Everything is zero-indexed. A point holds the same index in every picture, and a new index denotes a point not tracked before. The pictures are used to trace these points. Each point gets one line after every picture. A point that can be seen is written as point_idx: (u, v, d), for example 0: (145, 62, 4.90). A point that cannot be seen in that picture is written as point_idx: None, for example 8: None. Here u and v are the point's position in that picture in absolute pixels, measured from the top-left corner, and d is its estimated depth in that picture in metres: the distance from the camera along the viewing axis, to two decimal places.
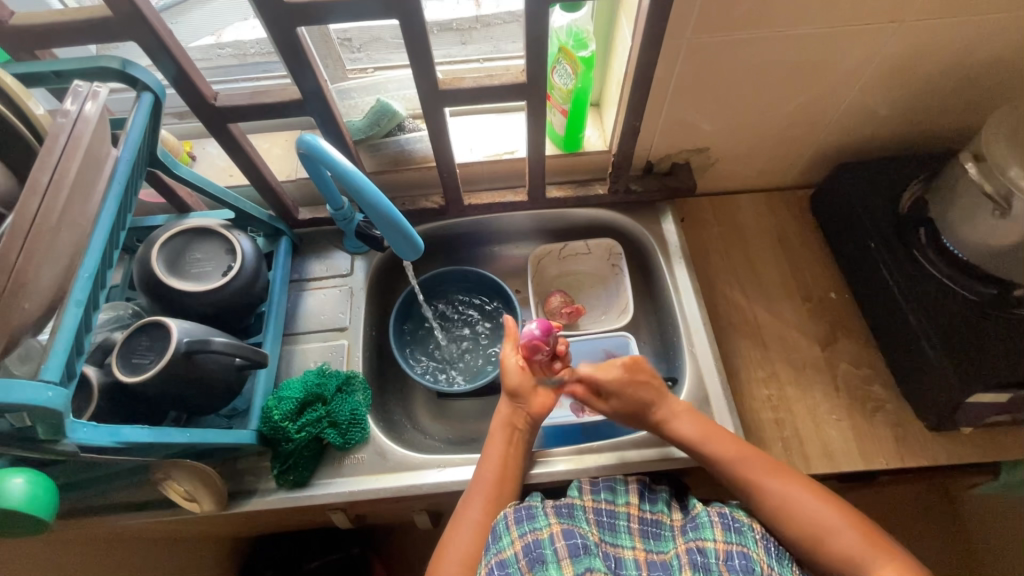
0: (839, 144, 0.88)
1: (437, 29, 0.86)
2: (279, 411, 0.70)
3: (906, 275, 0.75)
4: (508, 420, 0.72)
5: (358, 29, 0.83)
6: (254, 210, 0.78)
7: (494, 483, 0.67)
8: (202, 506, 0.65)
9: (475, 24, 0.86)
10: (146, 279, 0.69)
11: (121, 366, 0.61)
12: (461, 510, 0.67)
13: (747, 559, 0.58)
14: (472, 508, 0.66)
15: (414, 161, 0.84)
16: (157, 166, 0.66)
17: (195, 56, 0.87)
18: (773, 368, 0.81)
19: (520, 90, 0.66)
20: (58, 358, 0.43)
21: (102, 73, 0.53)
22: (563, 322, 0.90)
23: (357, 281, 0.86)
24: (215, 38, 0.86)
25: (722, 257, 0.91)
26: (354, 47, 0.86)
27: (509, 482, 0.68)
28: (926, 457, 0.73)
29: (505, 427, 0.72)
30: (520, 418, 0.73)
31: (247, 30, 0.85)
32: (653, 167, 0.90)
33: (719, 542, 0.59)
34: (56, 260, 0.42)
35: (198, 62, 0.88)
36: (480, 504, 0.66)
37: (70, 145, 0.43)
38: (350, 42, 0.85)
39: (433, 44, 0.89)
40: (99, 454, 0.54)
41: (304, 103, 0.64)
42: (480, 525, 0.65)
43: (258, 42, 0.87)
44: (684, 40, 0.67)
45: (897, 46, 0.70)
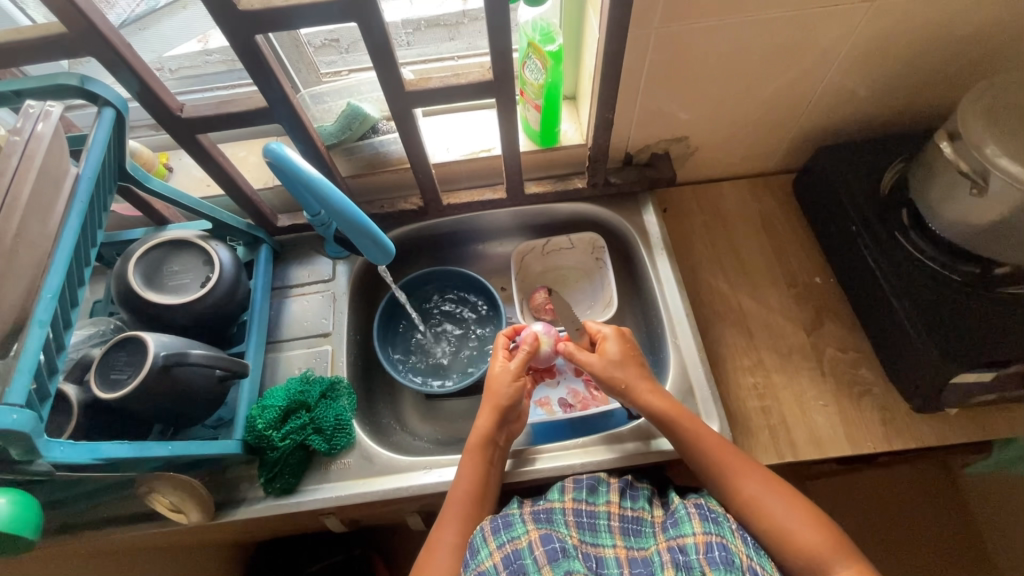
0: (819, 127, 0.87)
1: (419, 27, 0.85)
2: (263, 420, 0.71)
3: (888, 256, 0.74)
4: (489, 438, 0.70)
5: (344, 30, 0.83)
6: (232, 220, 0.78)
7: (468, 504, 0.66)
8: (188, 517, 0.65)
9: (462, 18, 0.85)
10: (125, 295, 0.69)
11: (99, 382, 0.61)
12: (436, 531, 0.66)
13: (726, 550, 0.57)
14: (448, 530, 0.65)
15: (390, 163, 0.84)
16: (127, 180, 0.66)
17: (178, 62, 0.87)
18: (759, 356, 0.81)
19: (488, 88, 0.65)
20: (23, 380, 0.42)
21: (61, 91, 0.53)
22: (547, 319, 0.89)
23: (340, 286, 0.86)
24: (201, 44, 0.85)
25: (705, 246, 0.91)
26: (340, 48, 0.85)
27: (482, 500, 0.67)
28: (913, 439, 0.73)
29: (481, 443, 0.70)
30: (498, 435, 0.71)
31: None
32: (632, 159, 0.89)
33: (698, 534, 0.59)
34: (16, 282, 0.42)
35: (181, 68, 0.88)
36: (455, 526, 0.65)
37: (22, 166, 0.43)
38: (336, 43, 0.84)
39: (415, 42, 0.88)
40: (80, 472, 0.54)
41: (271, 110, 0.64)
42: (456, 547, 0.64)
43: None
44: (652, 29, 0.66)
45: (869, 25, 0.69)
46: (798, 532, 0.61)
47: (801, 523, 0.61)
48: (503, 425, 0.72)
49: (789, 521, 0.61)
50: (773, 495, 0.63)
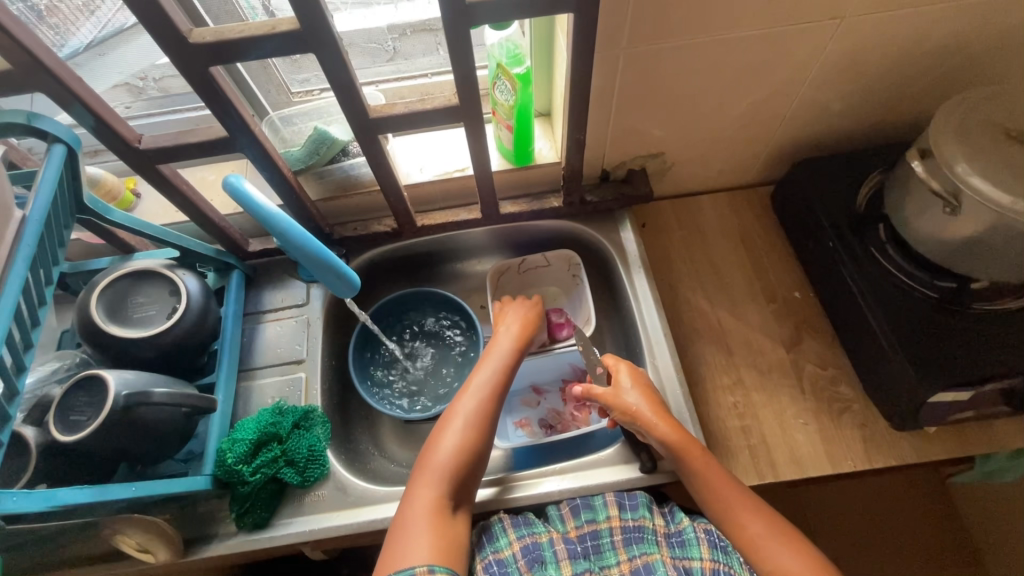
0: (795, 140, 0.86)
1: (406, 31, 0.83)
2: (233, 454, 0.68)
3: (864, 272, 0.74)
4: (505, 361, 0.74)
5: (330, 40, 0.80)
6: (199, 247, 0.77)
7: (473, 415, 0.67)
8: (157, 556, 0.64)
9: None
10: (87, 329, 0.67)
11: (58, 424, 0.59)
12: (441, 428, 0.67)
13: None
14: (454, 431, 0.66)
15: (361, 186, 0.82)
16: (86, 213, 0.64)
17: (162, 71, 0.83)
18: (738, 374, 0.80)
19: (454, 113, 0.64)
20: None
21: (7, 129, 0.51)
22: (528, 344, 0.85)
23: (314, 311, 0.85)
24: None
25: (684, 262, 0.90)
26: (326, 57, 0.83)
27: (492, 413, 0.69)
28: (893, 457, 0.72)
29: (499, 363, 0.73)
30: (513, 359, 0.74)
31: None
32: (608, 175, 0.88)
33: (705, 560, 0.65)
34: None
35: (166, 77, 0.85)
36: (462, 428, 0.66)
37: None
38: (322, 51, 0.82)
39: (406, 47, 0.86)
40: (38, 521, 0.53)
41: (232, 139, 0.62)
42: (459, 446, 0.65)
43: None
44: (620, 51, 0.65)
45: (839, 42, 0.68)
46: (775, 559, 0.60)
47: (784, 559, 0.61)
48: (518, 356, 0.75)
49: (776, 561, 0.61)
50: (765, 531, 0.63)
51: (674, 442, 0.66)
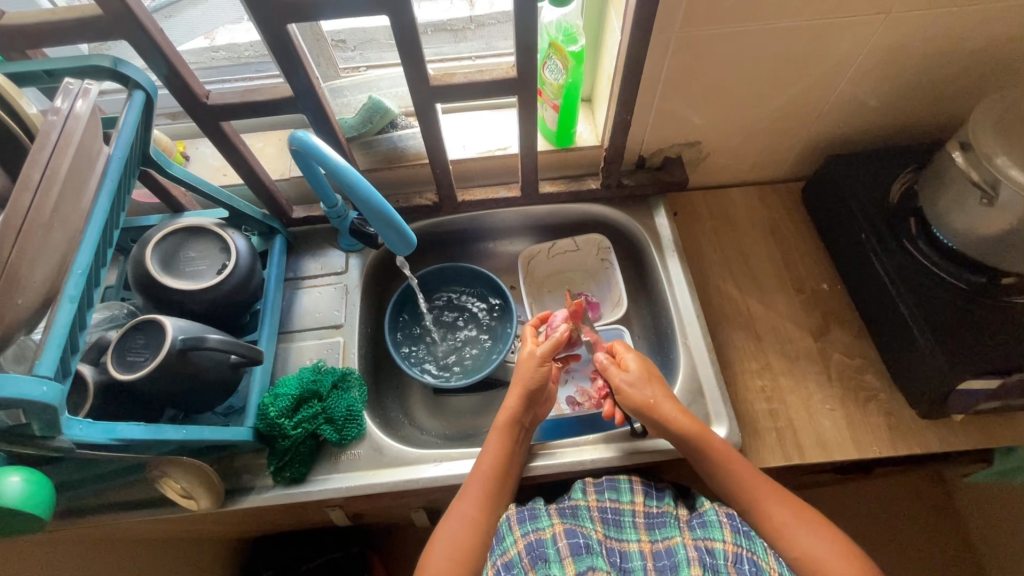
0: (829, 136, 0.88)
1: (426, 30, 0.87)
2: (276, 408, 0.71)
3: (895, 264, 0.76)
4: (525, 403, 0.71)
5: (351, 30, 0.83)
6: (248, 208, 0.79)
7: (492, 478, 0.67)
8: (199, 504, 0.66)
9: (469, 23, 0.87)
10: (141, 278, 0.69)
11: (116, 364, 0.61)
12: (456, 502, 0.67)
13: (755, 564, 0.62)
14: (466, 505, 0.66)
15: (407, 158, 0.85)
16: (150, 165, 0.66)
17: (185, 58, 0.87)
18: (766, 359, 0.82)
19: (510, 86, 0.67)
20: (51, 353, 0.43)
21: (93, 72, 0.53)
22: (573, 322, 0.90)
23: (352, 278, 0.87)
24: (208, 41, 0.86)
25: (714, 251, 0.92)
26: (348, 47, 0.86)
27: (505, 481, 0.68)
28: (918, 444, 0.74)
29: (509, 425, 0.70)
30: (524, 416, 0.71)
31: (242, 33, 0.87)
32: (645, 162, 0.90)
33: (728, 543, 0.63)
34: (49, 256, 0.42)
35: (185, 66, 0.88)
36: (475, 500, 0.66)
37: (61, 142, 0.43)
38: (343, 43, 0.85)
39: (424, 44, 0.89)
40: (94, 453, 0.54)
41: (297, 100, 0.65)
42: (473, 523, 0.65)
43: (253, 45, 0.87)
44: (673, 34, 0.68)
45: (884, 37, 0.70)
46: (811, 550, 0.61)
47: (808, 545, 0.62)
48: (530, 407, 0.72)
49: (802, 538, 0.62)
50: (787, 514, 0.64)
51: (692, 430, 0.67)
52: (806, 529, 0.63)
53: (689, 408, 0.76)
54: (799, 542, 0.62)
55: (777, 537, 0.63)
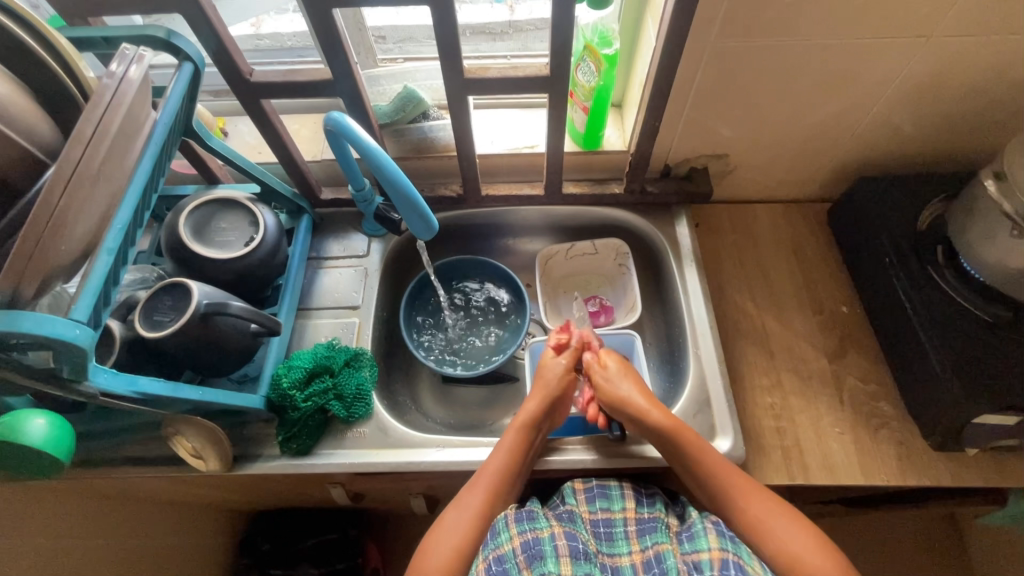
0: (860, 159, 0.88)
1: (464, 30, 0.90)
2: (289, 378, 0.73)
3: (919, 291, 0.75)
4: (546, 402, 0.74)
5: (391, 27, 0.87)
6: (279, 186, 0.81)
7: (501, 475, 0.68)
8: (207, 465, 0.68)
9: (507, 28, 0.90)
10: (173, 244, 0.72)
11: (143, 322, 0.63)
12: (463, 493, 0.68)
13: (741, 569, 0.59)
14: (472, 496, 0.67)
15: (436, 149, 0.87)
16: (191, 136, 0.69)
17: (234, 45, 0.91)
18: (778, 377, 0.81)
19: (542, 84, 0.68)
20: (87, 300, 0.45)
21: (147, 42, 0.57)
22: (600, 324, 0.92)
23: (373, 263, 0.89)
24: (254, 28, 0.90)
25: (733, 265, 0.92)
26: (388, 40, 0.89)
27: (515, 478, 0.68)
28: (928, 477, 0.72)
29: (526, 423, 0.71)
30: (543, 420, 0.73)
31: (284, 23, 0.89)
32: (670, 171, 0.91)
33: (713, 550, 0.61)
34: (93, 209, 0.45)
35: None
36: (482, 494, 0.67)
37: (115, 102, 0.45)
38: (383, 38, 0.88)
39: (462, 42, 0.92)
40: (116, 403, 0.56)
41: (335, 82, 0.67)
42: (476, 515, 0.66)
43: (295, 35, 0.91)
44: (707, 43, 0.68)
45: (923, 62, 0.70)
46: (790, 545, 0.61)
47: (787, 538, 0.61)
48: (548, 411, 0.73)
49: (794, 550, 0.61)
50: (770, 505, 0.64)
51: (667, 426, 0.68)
52: (790, 524, 0.62)
53: (696, 417, 0.76)
54: (778, 534, 0.62)
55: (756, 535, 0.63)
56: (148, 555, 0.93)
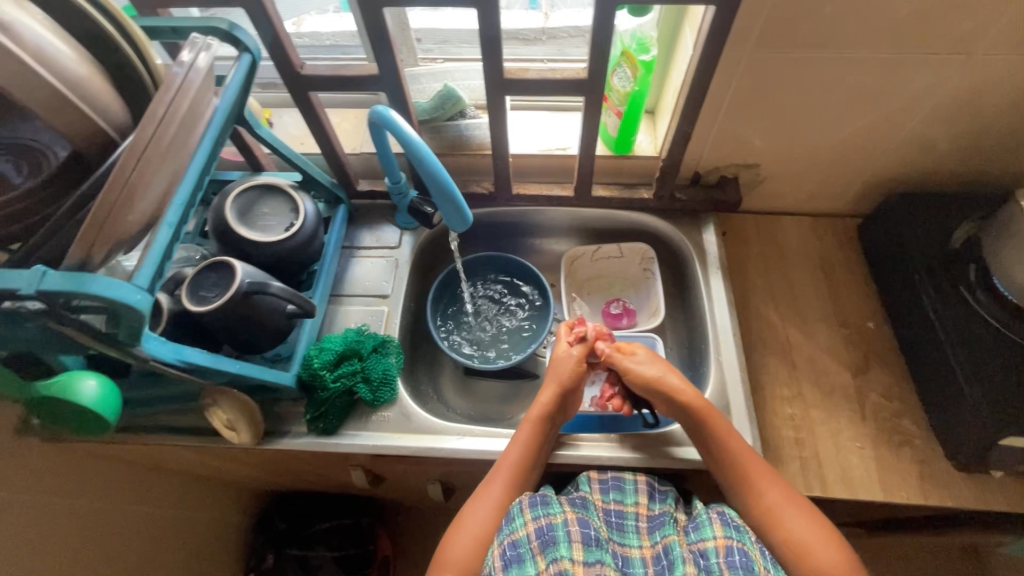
0: (893, 175, 0.87)
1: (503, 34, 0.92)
2: (319, 359, 0.76)
3: (949, 309, 0.74)
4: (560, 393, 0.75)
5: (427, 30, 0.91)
6: (319, 176, 0.84)
7: (518, 468, 0.69)
8: (239, 437, 0.71)
9: (541, 35, 0.92)
10: (218, 225, 0.75)
11: (189, 297, 0.67)
12: (484, 485, 0.70)
13: (746, 556, 0.60)
14: (493, 488, 0.69)
15: (471, 147, 0.89)
16: (242, 124, 0.73)
17: None
18: (799, 388, 0.81)
19: (579, 87, 0.70)
20: (148, 268, 0.49)
21: (211, 34, 0.60)
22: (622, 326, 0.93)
23: (403, 254, 0.92)
24: (294, 27, 0.94)
25: (759, 275, 0.92)
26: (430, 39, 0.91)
27: (532, 470, 0.70)
28: (950, 497, 0.71)
29: (541, 418, 0.73)
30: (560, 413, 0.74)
31: (321, 23, 0.94)
32: (700, 178, 0.91)
33: (718, 538, 0.62)
34: (158, 185, 0.48)
35: None
36: (500, 486, 0.68)
37: (183, 85, 0.49)
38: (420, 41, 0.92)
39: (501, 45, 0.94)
40: (163, 369, 0.59)
41: (380, 78, 0.70)
42: (497, 507, 0.68)
43: (331, 35, 0.95)
44: (744, 53, 0.69)
45: (962, 79, 0.70)
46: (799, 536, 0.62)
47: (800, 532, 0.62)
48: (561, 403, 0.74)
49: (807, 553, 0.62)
50: (780, 499, 0.65)
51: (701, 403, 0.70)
52: (800, 516, 0.63)
53: None
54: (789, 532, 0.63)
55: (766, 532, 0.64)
56: (173, 524, 0.97)
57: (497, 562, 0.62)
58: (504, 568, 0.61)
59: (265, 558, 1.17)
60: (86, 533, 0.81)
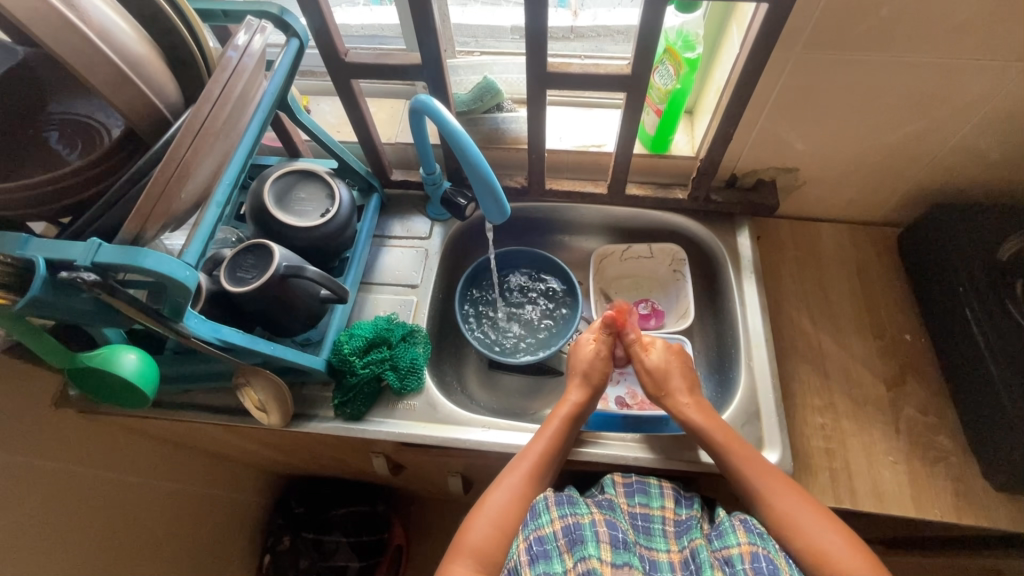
0: (939, 184, 0.85)
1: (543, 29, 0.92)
2: (349, 346, 0.76)
3: (995, 325, 0.72)
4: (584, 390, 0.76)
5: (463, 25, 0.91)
6: (355, 163, 0.85)
7: (542, 459, 0.69)
8: (269, 418, 0.72)
9: (569, 34, 0.93)
10: (257, 209, 0.76)
11: (227, 277, 0.68)
12: (503, 473, 0.69)
13: (772, 563, 0.59)
14: (515, 476, 0.68)
15: (505, 141, 0.89)
16: (285, 109, 0.74)
17: None
18: (832, 399, 0.79)
19: (622, 83, 0.69)
20: (196, 246, 0.50)
21: (262, 18, 0.61)
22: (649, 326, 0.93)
23: (433, 245, 0.92)
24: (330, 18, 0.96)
25: (792, 281, 0.90)
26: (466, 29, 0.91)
27: (554, 462, 0.70)
28: (986, 517, 0.69)
29: (564, 409, 0.73)
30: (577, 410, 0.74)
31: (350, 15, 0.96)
32: (736, 181, 0.90)
33: (743, 545, 0.61)
34: (209, 164, 0.49)
35: None
36: (522, 473, 0.68)
37: (239, 66, 0.50)
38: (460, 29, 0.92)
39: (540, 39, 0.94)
40: (202, 347, 0.61)
41: (423, 67, 0.70)
42: (517, 495, 0.67)
43: (359, 28, 0.96)
44: (792, 54, 0.68)
45: (1020, 87, 0.67)
46: (824, 544, 0.60)
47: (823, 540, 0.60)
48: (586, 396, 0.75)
49: None
50: (814, 514, 0.62)
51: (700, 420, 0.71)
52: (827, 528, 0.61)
53: (743, 428, 0.75)
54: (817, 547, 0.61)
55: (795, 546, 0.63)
56: (197, 500, 0.99)
57: (522, 556, 0.62)
58: (531, 564, 0.61)
59: (281, 540, 1.18)
60: (116, 504, 0.83)
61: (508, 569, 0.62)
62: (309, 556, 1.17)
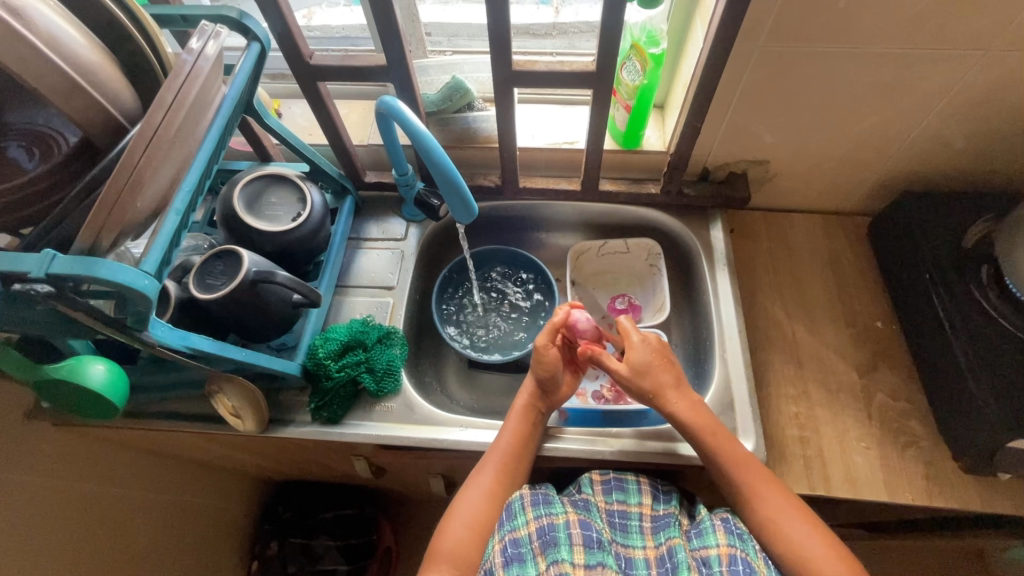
0: (906, 173, 0.86)
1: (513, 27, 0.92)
2: (324, 349, 0.76)
3: (961, 310, 0.73)
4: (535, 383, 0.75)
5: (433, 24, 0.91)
6: (327, 166, 0.84)
7: (509, 457, 0.70)
8: (244, 424, 0.72)
9: (552, 30, 0.92)
10: (227, 214, 0.76)
11: (196, 284, 0.68)
12: (476, 474, 0.69)
13: (749, 566, 0.60)
14: (485, 477, 0.68)
15: (478, 140, 0.90)
16: (251, 114, 0.73)
17: None
18: (805, 387, 0.80)
19: (588, 80, 0.69)
20: (155, 254, 0.50)
21: (221, 22, 0.60)
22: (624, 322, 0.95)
23: (409, 246, 0.92)
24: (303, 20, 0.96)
25: (766, 272, 0.91)
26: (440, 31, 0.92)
27: (522, 458, 0.71)
28: (956, 500, 0.71)
29: (525, 406, 0.74)
30: (542, 402, 0.75)
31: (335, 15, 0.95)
32: (708, 174, 0.91)
33: (722, 546, 0.62)
34: (166, 171, 0.49)
35: None
36: (492, 474, 0.69)
37: (194, 72, 0.49)
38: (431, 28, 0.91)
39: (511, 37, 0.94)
40: (170, 355, 0.60)
41: (388, 68, 0.70)
42: (490, 495, 0.68)
43: (343, 28, 0.96)
44: (755, 46, 0.68)
45: (977, 76, 0.68)
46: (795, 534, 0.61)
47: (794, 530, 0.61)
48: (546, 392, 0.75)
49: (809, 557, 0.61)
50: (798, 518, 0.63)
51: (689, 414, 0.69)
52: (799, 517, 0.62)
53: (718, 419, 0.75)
54: (788, 535, 0.62)
55: (768, 533, 0.64)
56: (179, 509, 0.98)
57: (496, 558, 0.62)
58: (505, 566, 0.62)
59: (268, 546, 1.18)
60: (96, 515, 0.82)
61: (483, 569, 0.63)
62: (297, 561, 1.17)
